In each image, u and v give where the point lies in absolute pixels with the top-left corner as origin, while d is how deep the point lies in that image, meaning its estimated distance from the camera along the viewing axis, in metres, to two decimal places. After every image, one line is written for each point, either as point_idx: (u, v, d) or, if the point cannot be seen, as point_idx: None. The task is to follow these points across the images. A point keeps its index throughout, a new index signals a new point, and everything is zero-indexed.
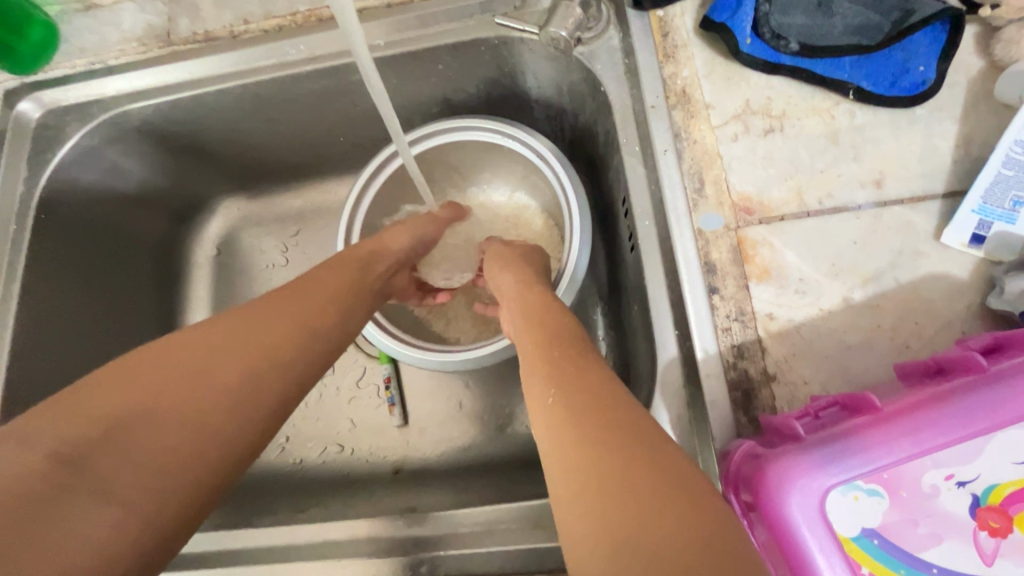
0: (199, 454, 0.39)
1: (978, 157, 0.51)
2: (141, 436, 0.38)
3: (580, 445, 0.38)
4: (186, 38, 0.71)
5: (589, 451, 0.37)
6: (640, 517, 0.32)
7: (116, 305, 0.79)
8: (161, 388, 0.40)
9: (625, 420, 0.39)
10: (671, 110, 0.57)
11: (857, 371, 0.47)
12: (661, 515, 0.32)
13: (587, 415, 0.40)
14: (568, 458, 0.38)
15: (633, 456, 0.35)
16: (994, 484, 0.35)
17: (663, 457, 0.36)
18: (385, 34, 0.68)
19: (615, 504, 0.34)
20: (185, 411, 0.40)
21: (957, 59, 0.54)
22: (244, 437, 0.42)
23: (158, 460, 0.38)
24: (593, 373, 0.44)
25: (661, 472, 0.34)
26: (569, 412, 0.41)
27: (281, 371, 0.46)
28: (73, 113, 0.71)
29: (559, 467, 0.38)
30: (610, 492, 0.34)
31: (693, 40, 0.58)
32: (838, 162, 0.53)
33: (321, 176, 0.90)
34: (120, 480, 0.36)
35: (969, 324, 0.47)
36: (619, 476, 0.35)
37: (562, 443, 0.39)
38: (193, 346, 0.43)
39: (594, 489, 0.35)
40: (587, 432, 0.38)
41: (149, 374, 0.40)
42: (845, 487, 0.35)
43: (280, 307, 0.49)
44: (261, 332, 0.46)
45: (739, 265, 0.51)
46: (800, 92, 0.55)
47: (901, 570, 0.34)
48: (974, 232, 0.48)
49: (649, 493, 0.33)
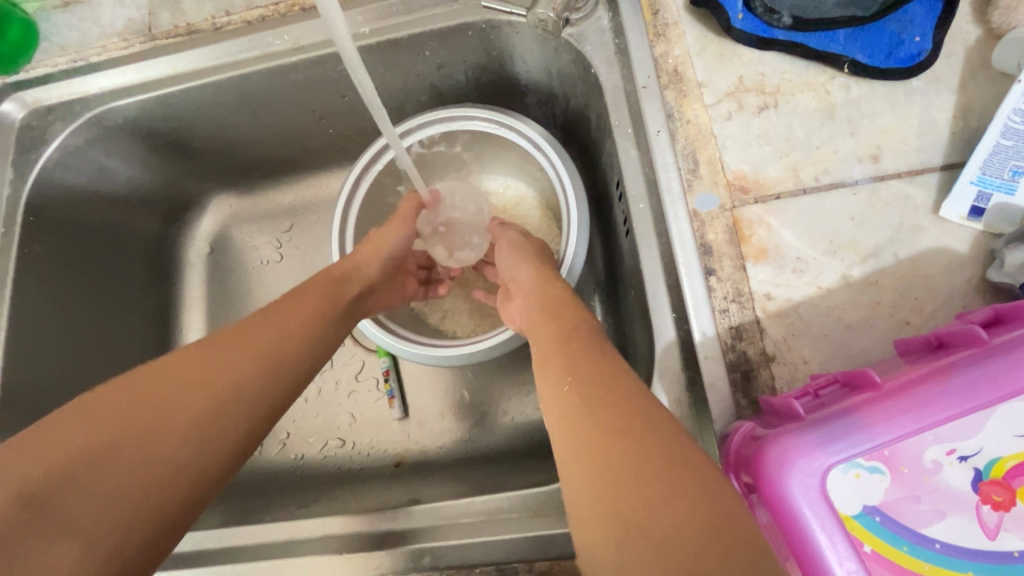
0: (164, 484, 0.40)
1: (976, 128, 0.50)
2: (107, 468, 0.38)
3: (594, 433, 0.38)
4: (168, 32, 0.70)
5: (601, 442, 0.37)
6: (650, 503, 0.32)
7: (110, 308, 0.78)
8: (128, 421, 0.40)
9: (638, 406, 0.38)
10: (663, 90, 0.56)
11: (857, 348, 0.47)
12: (671, 500, 0.32)
13: (599, 405, 0.40)
14: (580, 449, 0.38)
15: (643, 442, 0.35)
16: (996, 457, 0.34)
17: (673, 439, 0.35)
18: (370, 21, 0.66)
19: (626, 492, 0.34)
20: (153, 442, 0.40)
21: (954, 28, 0.53)
22: (213, 467, 0.43)
23: (123, 494, 0.38)
24: (607, 361, 0.44)
25: (670, 455, 0.34)
26: (583, 401, 0.41)
27: (253, 400, 0.46)
28: (56, 112, 0.70)
29: (573, 457, 0.38)
30: (621, 481, 0.34)
31: (684, 17, 0.57)
32: (835, 138, 0.52)
33: (312, 169, 0.89)
34: (85, 516, 0.36)
35: (970, 298, 0.47)
36: (629, 464, 0.35)
37: (577, 429, 0.39)
38: (158, 375, 0.43)
39: (606, 478, 0.35)
40: (602, 419, 0.38)
41: (115, 408, 0.40)
42: (845, 465, 0.34)
43: (253, 334, 0.49)
44: (232, 360, 0.46)
45: (735, 246, 0.50)
46: (795, 66, 0.54)
47: (904, 546, 0.34)
48: (973, 204, 0.47)
49: (659, 477, 0.33)
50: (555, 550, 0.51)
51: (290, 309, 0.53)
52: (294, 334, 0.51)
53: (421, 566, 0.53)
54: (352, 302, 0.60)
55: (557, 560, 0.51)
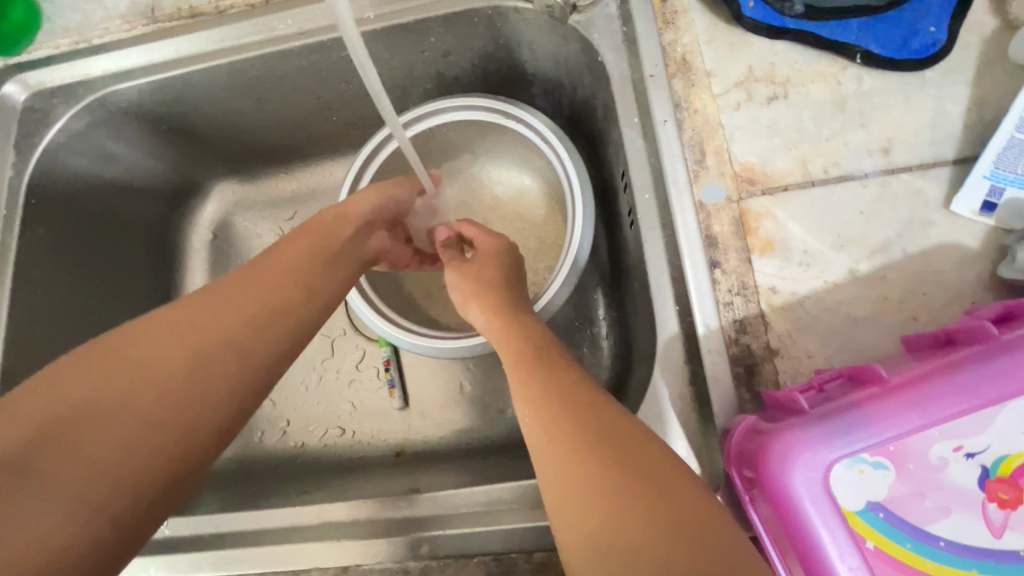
0: (153, 444, 0.39)
1: (990, 122, 0.49)
2: (88, 427, 0.38)
3: (570, 449, 0.38)
4: (171, 15, 0.70)
5: (568, 466, 0.38)
6: (616, 513, 0.34)
7: (114, 292, 0.79)
8: (104, 385, 0.40)
9: (598, 422, 0.40)
10: (671, 79, 0.55)
11: (863, 343, 0.46)
12: (646, 514, 0.34)
13: (561, 424, 0.40)
14: (557, 464, 0.39)
15: (609, 461, 0.37)
16: (1004, 455, 0.34)
17: (636, 453, 0.37)
18: (374, 6, 0.66)
19: (598, 510, 0.35)
20: (129, 401, 0.39)
21: (970, 20, 0.51)
22: (203, 425, 0.42)
23: (102, 459, 0.37)
24: (566, 377, 0.44)
25: (635, 471, 0.36)
26: (546, 429, 0.41)
27: (233, 358, 0.44)
28: (59, 95, 0.70)
29: (548, 484, 0.39)
30: (590, 498, 0.36)
31: (693, 5, 0.56)
32: (846, 130, 0.51)
33: (316, 158, 0.88)
34: (64, 476, 0.36)
35: (980, 295, 0.46)
36: (597, 485, 0.36)
37: (553, 444, 0.40)
38: (143, 336, 0.43)
39: (579, 496, 0.36)
40: (575, 433, 0.39)
41: (87, 378, 0.40)
42: (849, 460, 0.34)
43: (235, 295, 0.47)
44: (208, 321, 0.44)
45: (741, 238, 0.49)
46: (806, 57, 0.53)
47: (907, 543, 0.34)
48: (985, 199, 0.46)
49: (629, 498, 0.34)
50: (554, 541, 0.51)
51: (272, 264, 0.51)
52: (278, 292, 0.49)
53: (420, 555, 0.53)
54: (352, 246, 0.58)
55: (556, 552, 0.51)
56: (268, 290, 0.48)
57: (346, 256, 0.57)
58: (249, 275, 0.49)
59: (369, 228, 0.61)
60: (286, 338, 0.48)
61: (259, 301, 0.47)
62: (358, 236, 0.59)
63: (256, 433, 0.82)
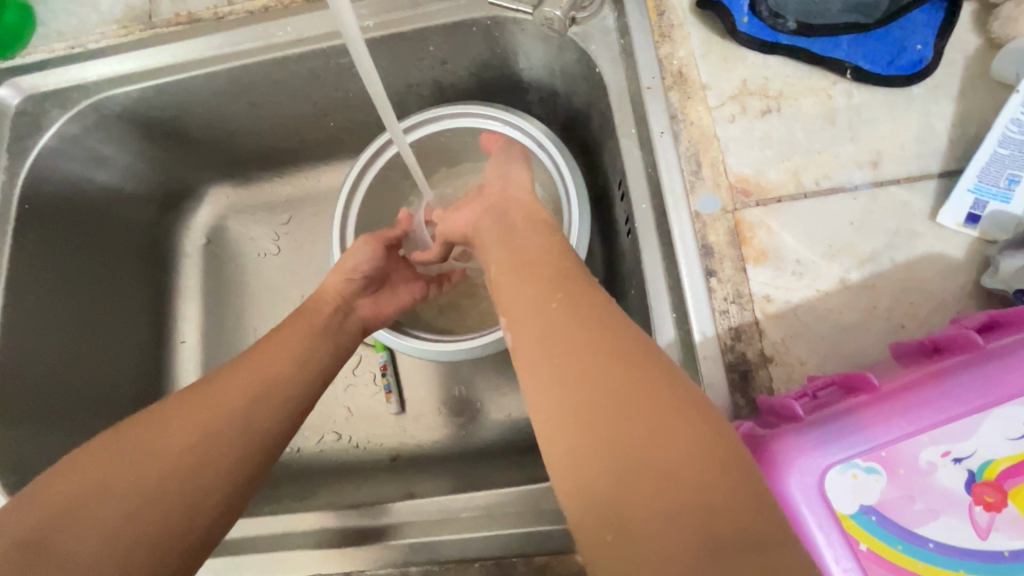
0: (165, 517, 0.40)
1: (974, 137, 0.51)
2: (101, 508, 0.39)
3: (587, 366, 0.38)
4: (168, 20, 0.70)
5: (589, 390, 0.36)
6: (641, 430, 0.33)
7: (108, 299, 0.78)
8: (116, 468, 0.41)
9: (614, 339, 0.39)
10: (668, 91, 0.56)
11: (854, 350, 0.48)
12: (670, 448, 0.32)
13: (576, 352, 0.39)
14: (575, 381, 0.37)
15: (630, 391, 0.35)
16: (989, 459, 0.35)
17: (657, 386, 0.35)
18: (374, 15, 0.66)
19: (613, 440, 0.33)
20: (142, 479, 0.41)
21: (954, 38, 0.53)
22: (212, 496, 0.43)
23: (116, 534, 0.39)
24: (587, 297, 0.43)
25: (664, 404, 0.34)
26: (556, 356, 0.39)
27: (245, 425, 0.47)
28: (52, 99, 0.69)
29: (560, 410, 0.37)
30: (611, 415, 0.34)
31: (689, 19, 0.58)
32: (836, 143, 0.52)
33: (313, 163, 0.88)
34: (79, 555, 0.37)
35: (964, 303, 0.48)
36: (616, 400, 0.35)
37: (568, 359, 0.39)
38: (157, 419, 0.45)
39: (602, 416, 0.35)
40: (591, 352, 0.38)
41: (107, 461, 0.42)
42: (843, 465, 0.35)
43: (250, 372, 0.50)
44: (215, 398, 0.47)
45: (736, 247, 0.51)
46: (798, 71, 0.55)
47: (898, 545, 0.35)
48: (969, 211, 0.48)
49: (651, 431, 0.33)
50: (553, 545, 0.52)
51: (278, 342, 0.55)
52: (281, 369, 0.52)
53: (419, 560, 0.53)
54: (336, 321, 0.62)
55: (557, 555, 0.52)
56: (271, 367, 0.51)
57: (331, 329, 0.60)
58: (257, 355, 0.52)
59: (347, 305, 0.65)
60: (291, 411, 0.50)
61: (261, 377, 0.50)
62: (338, 314, 0.63)
63: None
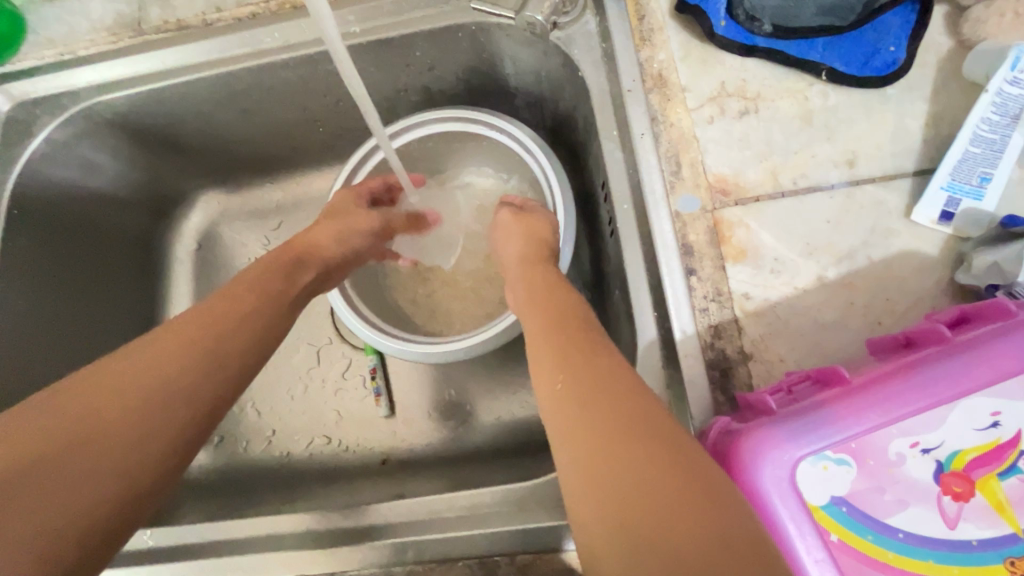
0: (124, 464, 0.40)
1: (947, 136, 0.52)
2: (55, 453, 0.38)
3: (596, 430, 0.36)
4: (158, 28, 0.71)
5: (596, 459, 0.35)
6: (650, 503, 0.31)
7: (98, 304, 0.78)
8: (72, 417, 0.40)
9: (622, 401, 0.37)
10: (648, 93, 0.57)
11: (831, 346, 0.48)
12: (673, 507, 0.30)
13: (592, 402, 0.38)
14: (584, 447, 0.36)
15: (641, 447, 0.34)
16: (957, 450, 0.36)
17: (667, 440, 0.34)
18: (360, 21, 0.67)
19: (619, 493, 0.32)
20: (97, 428, 0.40)
21: (927, 40, 0.54)
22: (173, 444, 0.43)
23: (73, 482, 0.38)
24: (597, 355, 0.42)
25: (673, 463, 0.32)
26: (574, 404, 0.39)
27: (186, 396, 0.44)
28: (43, 105, 0.70)
29: (572, 478, 0.36)
30: (618, 487, 0.33)
31: (668, 23, 0.59)
32: (813, 143, 0.53)
33: (302, 169, 0.89)
34: (30, 503, 0.36)
35: (940, 299, 0.48)
36: (624, 470, 0.33)
37: (575, 425, 0.37)
38: (114, 366, 0.43)
39: (611, 486, 0.33)
40: (599, 416, 0.37)
41: (61, 404, 0.40)
42: (814, 457, 0.35)
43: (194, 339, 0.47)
44: (176, 348, 0.46)
45: (716, 246, 0.51)
46: (775, 73, 0.56)
47: (868, 536, 0.35)
48: (943, 209, 0.49)
49: (661, 489, 0.31)
50: (537, 543, 0.52)
51: (249, 294, 0.53)
52: (249, 321, 0.51)
53: (405, 560, 0.54)
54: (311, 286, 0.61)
55: (540, 554, 0.52)
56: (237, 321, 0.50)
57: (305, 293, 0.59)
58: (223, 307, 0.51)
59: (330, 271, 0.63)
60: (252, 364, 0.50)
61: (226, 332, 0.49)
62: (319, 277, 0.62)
63: (241, 442, 0.82)
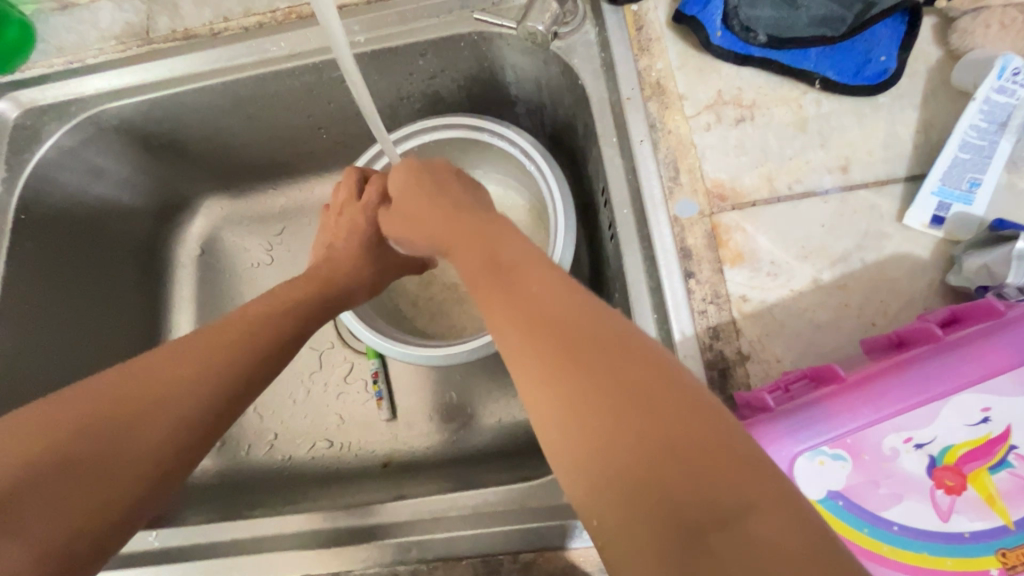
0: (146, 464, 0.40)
1: (937, 143, 0.53)
2: (96, 449, 0.39)
3: (565, 364, 0.31)
4: (165, 37, 0.72)
5: (569, 395, 0.30)
6: (638, 438, 0.28)
7: (107, 309, 0.80)
8: (116, 410, 0.41)
9: (587, 329, 0.33)
10: (647, 101, 0.58)
11: (827, 347, 0.49)
12: (665, 440, 0.27)
13: (549, 335, 0.33)
14: (548, 382, 0.31)
15: (609, 382, 0.30)
16: (948, 445, 0.37)
17: (648, 370, 0.30)
18: (365, 30, 0.69)
19: (591, 437, 0.29)
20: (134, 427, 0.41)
21: (916, 50, 0.56)
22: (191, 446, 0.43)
23: (105, 476, 0.39)
24: (546, 280, 0.36)
25: (654, 390, 0.29)
26: (524, 339, 0.34)
27: (212, 403, 0.44)
28: (51, 113, 0.71)
29: (541, 409, 0.32)
30: (598, 426, 0.29)
31: (666, 33, 0.60)
32: (807, 149, 0.55)
33: (306, 175, 0.90)
34: (70, 497, 0.37)
35: (932, 301, 0.50)
36: (604, 405, 0.29)
37: (535, 358, 0.33)
38: (154, 368, 0.43)
39: (589, 424, 0.29)
40: (565, 349, 0.32)
41: (105, 400, 0.41)
42: (810, 452, 0.36)
43: (191, 350, 0.46)
44: (209, 355, 0.46)
45: (713, 250, 0.53)
46: (769, 82, 0.57)
47: (864, 529, 0.36)
48: (934, 213, 0.50)
49: (651, 426, 0.28)
50: (540, 542, 0.52)
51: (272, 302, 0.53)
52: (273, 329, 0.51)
53: (407, 559, 0.54)
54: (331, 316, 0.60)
55: (542, 552, 0.53)
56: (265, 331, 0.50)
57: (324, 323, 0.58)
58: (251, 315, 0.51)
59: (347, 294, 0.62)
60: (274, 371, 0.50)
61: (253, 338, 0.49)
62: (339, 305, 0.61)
63: (242, 446, 0.83)
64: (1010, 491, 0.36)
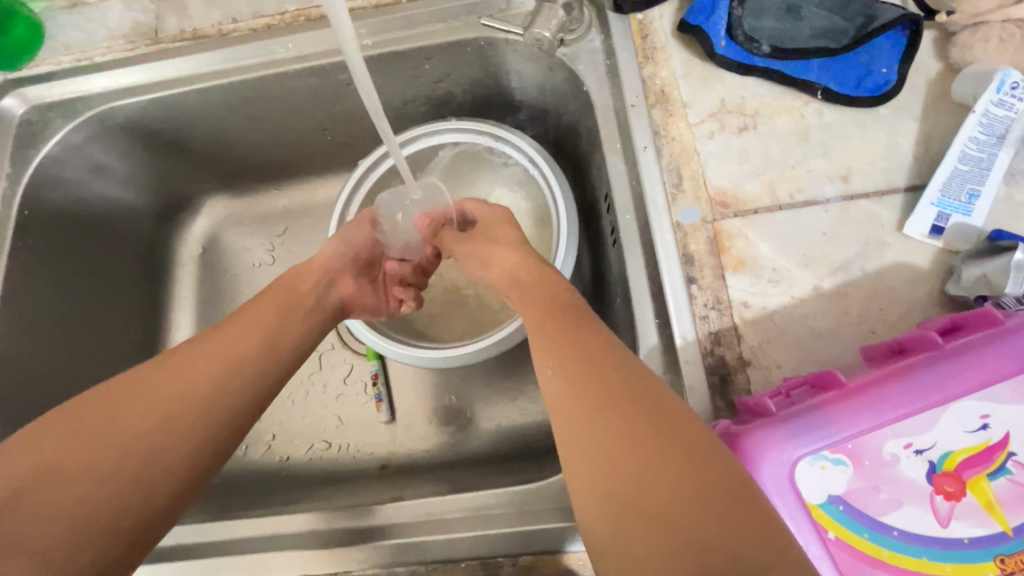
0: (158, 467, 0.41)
1: (937, 154, 0.54)
2: (110, 453, 0.40)
3: (600, 413, 0.37)
4: (174, 36, 0.72)
5: (600, 438, 0.36)
6: (657, 482, 0.33)
7: (109, 307, 0.80)
8: (126, 415, 0.42)
9: (623, 386, 0.38)
10: (651, 109, 0.59)
11: (828, 354, 0.50)
12: (681, 484, 0.32)
13: (588, 387, 0.38)
14: (585, 426, 0.37)
15: (639, 430, 0.35)
16: (948, 451, 0.37)
17: (676, 426, 0.35)
18: (373, 34, 0.69)
19: (616, 475, 0.34)
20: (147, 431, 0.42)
21: (917, 63, 0.57)
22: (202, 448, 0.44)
23: (117, 477, 0.40)
24: (595, 340, 0.42)
25: (677, 446, 0.34)
26: (568, 386, 0.40)
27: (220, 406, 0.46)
28: (57, 109, 0.72)
29: (573, 445, 0.37)
30: (624, 467, 0.34)
31: (671, 42, 0.61)
32: (808, 158, 0.55)
33: (309, 176, 0.90)
34: (81, 499, 0.38)
35: (931, 310, 0.50)
36: (631, 450, 0.34)
37: (577, 403, 0.38)
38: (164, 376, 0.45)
39: (615, 463, 0.34)
40: (602, 398, 0.37)
41: (117, 407, 0.43)
42: (811, 457, 0.37)
43: (198, 358, 0.47)
44: (215, 361, 0.47)
45: (715, 256, 0.53)
46: (772, 91, 0.58)
47: (864, 533, 0.36)
48: (934, 223, 0.51)
49: (671, 474, 0.33)
50: (540, 545, 0.52)
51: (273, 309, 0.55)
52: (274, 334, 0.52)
53: (406, 560, 0.54)
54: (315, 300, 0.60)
55: (540, 555, 0.53)
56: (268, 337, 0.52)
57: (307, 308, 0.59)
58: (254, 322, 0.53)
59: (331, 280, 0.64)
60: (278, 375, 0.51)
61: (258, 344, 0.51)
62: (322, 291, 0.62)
63: (239, 447, 0.82)
64: (1007, 498, 0.36)
